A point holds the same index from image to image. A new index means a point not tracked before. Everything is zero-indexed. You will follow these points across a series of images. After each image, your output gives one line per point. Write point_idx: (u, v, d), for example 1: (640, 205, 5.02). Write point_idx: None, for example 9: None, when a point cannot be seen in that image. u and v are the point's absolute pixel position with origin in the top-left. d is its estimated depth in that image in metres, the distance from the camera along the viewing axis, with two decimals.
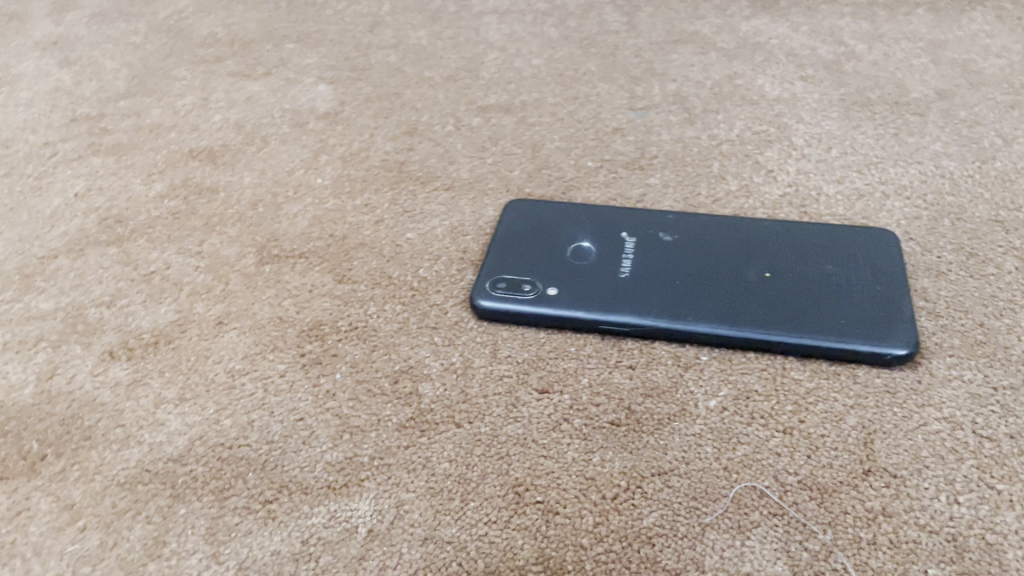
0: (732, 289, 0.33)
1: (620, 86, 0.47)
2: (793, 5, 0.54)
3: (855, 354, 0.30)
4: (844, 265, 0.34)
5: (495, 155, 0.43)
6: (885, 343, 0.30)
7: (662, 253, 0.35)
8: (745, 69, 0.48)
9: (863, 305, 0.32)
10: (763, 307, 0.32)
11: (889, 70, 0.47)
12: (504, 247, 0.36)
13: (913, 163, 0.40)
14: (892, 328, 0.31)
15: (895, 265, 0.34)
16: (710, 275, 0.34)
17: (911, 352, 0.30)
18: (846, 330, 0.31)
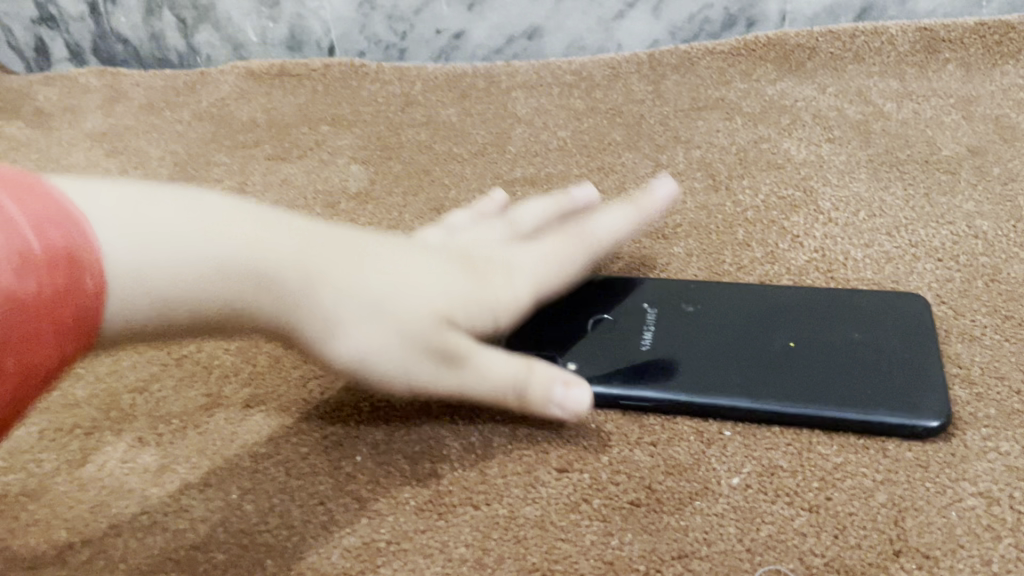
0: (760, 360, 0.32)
1: (645, 155, 0.48)
2: (820, 66, 0.53)
3: (884, 426, 0.29)
4: (875, 335, 0.33)
5: None
6: (915, 415, 0.29)
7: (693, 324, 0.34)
8: (772, 133, 0.48)
9: (893, 373, 0.31)
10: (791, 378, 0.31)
11: (919, 129, 0.46)
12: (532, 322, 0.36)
13: (945, 224, 0.39)
14: (924, 397, 0.30)
15: (926, 330, 0.33)
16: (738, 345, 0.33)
17: (943, 423, 0.29)
18: (874, 400, 0.30)
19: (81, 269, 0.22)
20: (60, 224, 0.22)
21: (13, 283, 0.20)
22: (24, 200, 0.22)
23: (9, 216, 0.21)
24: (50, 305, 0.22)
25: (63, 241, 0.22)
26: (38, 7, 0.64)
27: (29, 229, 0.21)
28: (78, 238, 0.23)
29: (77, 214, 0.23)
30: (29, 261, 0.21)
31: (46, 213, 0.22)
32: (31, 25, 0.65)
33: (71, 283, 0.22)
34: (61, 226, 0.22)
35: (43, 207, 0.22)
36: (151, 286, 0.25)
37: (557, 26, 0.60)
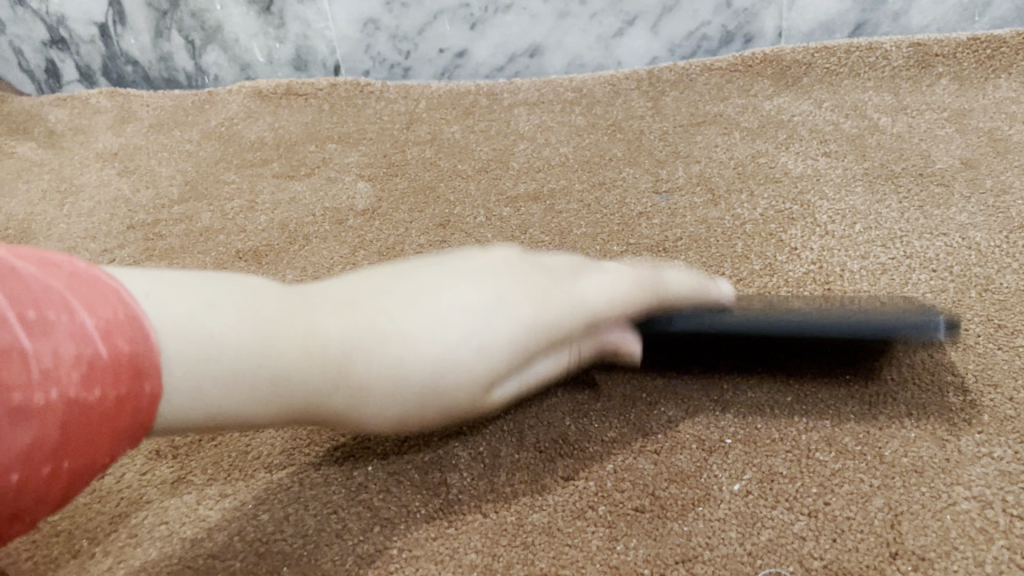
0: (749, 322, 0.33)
1: (645, 170, 0.49)
2: (816, 81, 0.55)
3: (898, 327, 0.32)
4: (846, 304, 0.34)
5: (524, 244, 0.44)
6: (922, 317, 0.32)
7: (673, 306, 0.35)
8: (769, 148, 0.49)
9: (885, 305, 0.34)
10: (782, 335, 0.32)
11: (914, 142, 0.48)
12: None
13: (938, 235, 0.40)
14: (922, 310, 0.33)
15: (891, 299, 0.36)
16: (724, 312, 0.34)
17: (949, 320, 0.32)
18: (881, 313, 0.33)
19: (142, 375, 0.23)
20: (127, 330, 0.22)
21: (77, 388, 0.21)
22: (93, 302, 0.22)
23: (81, 322, 0.21)
24: (110, 411, 0.22)
25: (128, 346, 0.22)
26: (49, 31, 0.66)
27: (99, 335, 0.21)
28: (142, 345, 0.23)
29: (143, 320, 0.23)
30: (95, 368, 0.21)
31: (113, 316, 0.22)
32: (42, 48, 0.67)
33: (131, 388, 0.22)
34: (128, 330, 0.22)
35: (112, 311, 0.22)
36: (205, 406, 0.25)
37: (558, 44, 0.61)
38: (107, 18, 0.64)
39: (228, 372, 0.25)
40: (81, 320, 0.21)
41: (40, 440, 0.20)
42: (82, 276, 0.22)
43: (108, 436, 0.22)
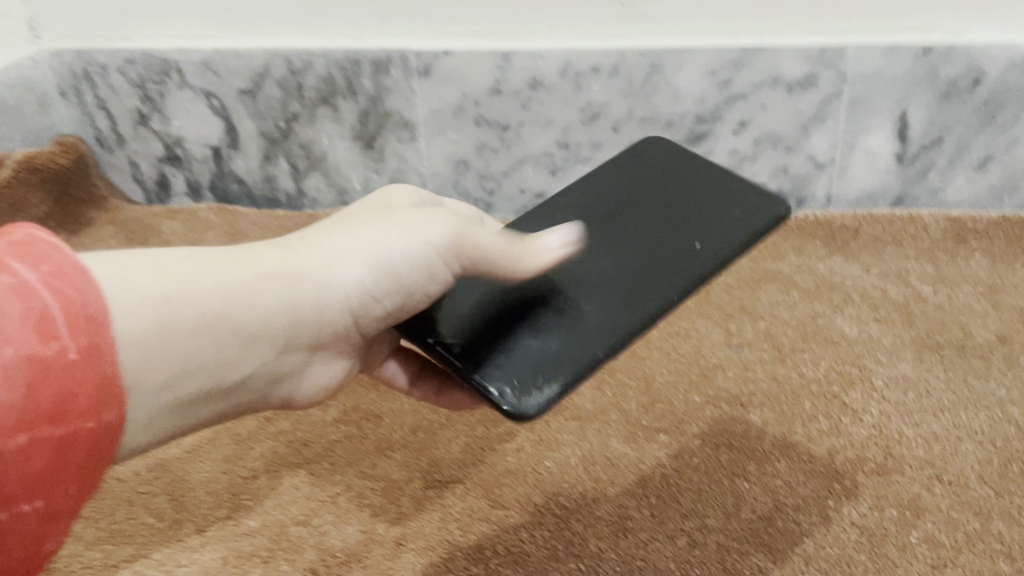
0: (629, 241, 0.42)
1: (716, 320, 0.55)
2: (862, 246, 0.62)
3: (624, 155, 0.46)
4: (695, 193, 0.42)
5: (613, 386, 0.50)
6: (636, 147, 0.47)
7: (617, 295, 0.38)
8: (826, 309, 0.55)
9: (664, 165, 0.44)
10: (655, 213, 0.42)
11: (954, 313, 0.54)
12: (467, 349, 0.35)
13: (982, 408, 0.46)
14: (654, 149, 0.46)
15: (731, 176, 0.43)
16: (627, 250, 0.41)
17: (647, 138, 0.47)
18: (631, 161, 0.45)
19: (99, 329, 0.27)
20: (74, 281, 0.27)
21: (35, 344, 0.25)
22: (37, 258, 0.26)
23: (24, 281, 0.26)
24: (76, 364, 0.26)
25: (75, 292, 0.26)
26: (166, 148, 0.73)
27: (44, 289, 0.26)
28: (92, 295, 0.27)
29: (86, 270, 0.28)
30: (46, 321, 0.25)
31: (53, 265, 0.27)
32: (157, 163, 0.74)
33: (94, 341, 0.26)
34: (71, 279, 0.27)
35: (54, 263, 0.27)
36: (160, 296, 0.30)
37: None
38: (221, 142, 0.71)
39: (153, 277, 0.30)
40: (22, 279, 0.26)
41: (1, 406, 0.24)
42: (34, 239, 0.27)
43: (84, 396, 0.26)
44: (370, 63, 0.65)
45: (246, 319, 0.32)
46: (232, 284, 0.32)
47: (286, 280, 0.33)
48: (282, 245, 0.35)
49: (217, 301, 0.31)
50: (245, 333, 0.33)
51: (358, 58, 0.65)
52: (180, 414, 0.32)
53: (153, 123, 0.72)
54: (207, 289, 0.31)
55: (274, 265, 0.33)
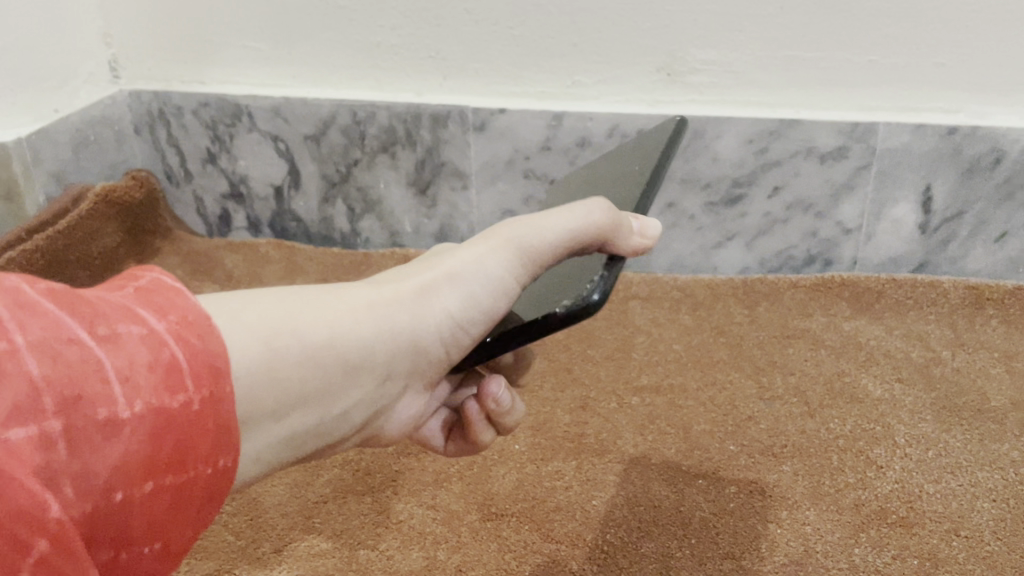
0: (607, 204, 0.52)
1: (748, 374, 0.59)
2: (885, 309, 0.66)
3: None
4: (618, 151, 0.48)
5: (653, 434, 0.54)
6: None
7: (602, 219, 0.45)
8: (851, 367, 0.59)
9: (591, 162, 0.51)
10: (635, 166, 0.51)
11: (972, 377, 0.58)
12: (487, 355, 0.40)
13: (997, 468, 0.50)
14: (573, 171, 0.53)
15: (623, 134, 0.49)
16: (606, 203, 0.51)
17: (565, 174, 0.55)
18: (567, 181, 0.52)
19: (219, 377, 0.27)
20: (195, 329, 0.27)
21: (162, 393, 0.24)
22: (162, 307, 0.26)
23: (151, 327, 0.25)
24: (198, 414, 0.26)
25: (199, 342, 0.26)
26: (230, 186, 0.78)
27: (171, 340, 0.26)
28: (211, 344, 0.27)
29: (204, 317, 0.28)
30: (173, 370, 0.25)
31: (177, 315, 0.26)
32: (220, 199, 0.79)
33: (213, 391, 0.26)
34: (197, 329, 0.27)
35: (178, 314, 0.27)
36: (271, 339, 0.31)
37: (665, 248, 0.73)
38: (283, 182, 0.76)
39: (258, 313, 0.31)
40: (148, 326, 0.25)
41: (131, 454, 0.23)
42: (144, 288, 0.27)
43: (203, 445, 0.26)
44: (430, 117, 0.70)
45: (347, 349, 0.33)
46: (333, 330, 0.33)
47: (383, 311, 0.35)
48: (376, 283, 0.37)
49: (323, 334, 0.33)
50: (348, 363, 0.34)
51: (419, 111, 0.70)
52: (288, 448, 0.33)
53: (221, 162, 0.77)
54: (315, 326, 0.32)
55: (372, 297, 0.35)
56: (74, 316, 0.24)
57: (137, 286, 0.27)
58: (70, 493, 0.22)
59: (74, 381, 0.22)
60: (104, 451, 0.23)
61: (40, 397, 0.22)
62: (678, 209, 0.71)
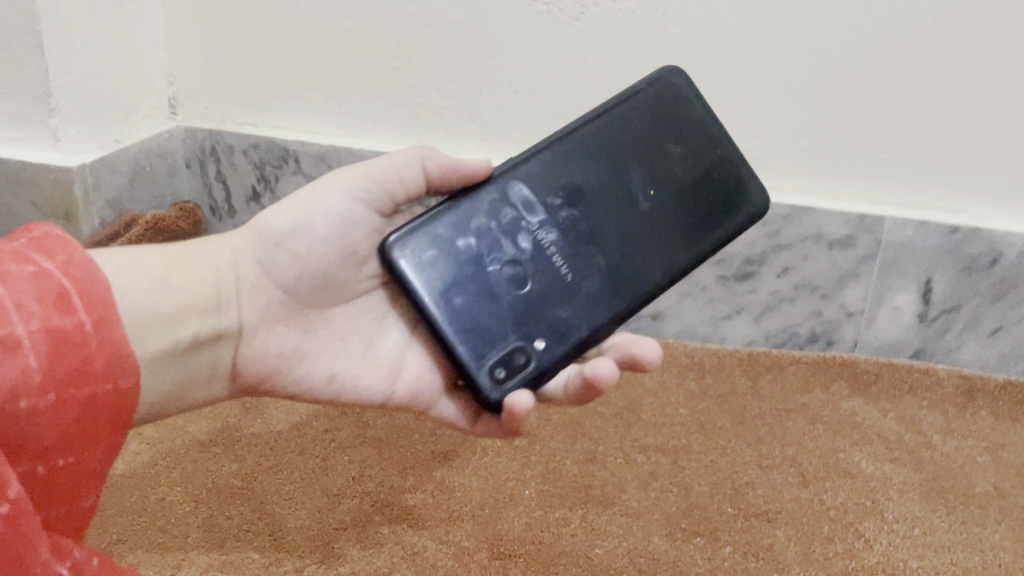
0: (699, 185, 0.52)
1: (749, 443, 0.63)
2: (882, 391, 0.69)
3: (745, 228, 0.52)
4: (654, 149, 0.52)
5: (656, 490, 0.57)
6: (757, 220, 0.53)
7: (586, 201, 0.50)
8: (846, 444, 0.63)
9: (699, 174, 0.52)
10: (673, 139, 0.52)
11: (959, 463, 0.61)
12: (473, 369, 0.46)
13: (978, 549, 0.53)
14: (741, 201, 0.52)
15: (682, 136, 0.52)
16: (684, 188, 0.51)
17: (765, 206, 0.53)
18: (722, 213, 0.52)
19: (107, 306, 0.34)
20: (81, 267, 0.34)
21: (54, 316, 0.32)
22: (50, 250, 0.34)
23: (42, 267, 0.33)
24: (93, 335, 0.33)
25: (86, 275, 0.34)
26: None
27: (59, 274, 0.33)
28: (98, 280, 0.34)
29: (90, 261, 0.35)
30: (62, 298, 0.32)
31: (65, 255, 0.34)
32: None
33: (104, 317, 0.33)
34: (85, 267, 0.34)
35: (66, 255, 0.34)
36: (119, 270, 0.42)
37: (676, 315, 0.76)
38: None
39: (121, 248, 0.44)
40: (36, 265, 0.33)
41: (32, 371, 0.30)
42: (39, 238, 0.35)
43: (104, 367, 0.33)
44: None
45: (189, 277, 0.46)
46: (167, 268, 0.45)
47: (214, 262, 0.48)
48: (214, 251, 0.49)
49: (160, 270, 0.44)
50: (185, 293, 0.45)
51: None
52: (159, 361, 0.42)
53: (263, 200, 0.82)
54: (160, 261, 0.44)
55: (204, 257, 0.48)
56: None
57: (32, 235, 0.35)
58: None
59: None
60: (6, 365, 0.30)
61: None
62: (692, 281, 0.74)
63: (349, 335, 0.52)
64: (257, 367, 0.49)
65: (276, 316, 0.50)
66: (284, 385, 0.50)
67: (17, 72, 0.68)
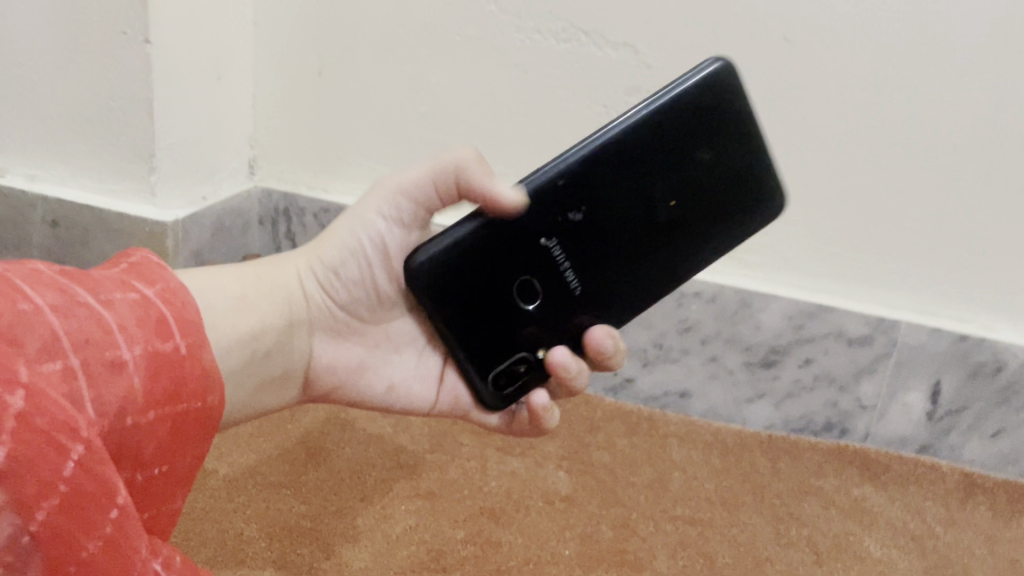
0: (720, 191, 0.53)
1: (768, 520, 0.69)
2: (890, 480, 0.75)
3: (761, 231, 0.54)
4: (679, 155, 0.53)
5: (684, 559, 0.63)
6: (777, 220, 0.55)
7: (605, 211, 0.54)
8: (857, 528, 0.69)
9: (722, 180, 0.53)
10: (703, 145, 0.53)
11: (959, 553, 0.67)
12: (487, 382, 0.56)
13: None
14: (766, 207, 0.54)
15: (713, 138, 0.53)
16: (705, 197, 0.53)
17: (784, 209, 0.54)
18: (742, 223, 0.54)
19: (194, 330, 0.40)
20: (172, 296, 0.41)
21: (154, 341, 0.37)
22: (148, 280, 0.40)
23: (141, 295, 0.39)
24: (184, 358, 0.39)
25: (176, 304, 0.40)
26: None
27: (157, 302, 0.39)
28: (184, 307, 0.41)
29: (178, 288, 0.42)
30: (160, 325, 0.38)
31: (160, 286, 0.41)
32: None
33: (192, 341, 0.40)
34: (177, 295, 0.41)
35: (162, 285, 0.41)
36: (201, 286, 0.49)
37: (703, 394, 0.83)
38: None
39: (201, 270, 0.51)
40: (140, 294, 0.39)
41: (137, 391, 0.36)
42: (132, 268, 0.41)
43: (191, 386, 0.39)
44: None
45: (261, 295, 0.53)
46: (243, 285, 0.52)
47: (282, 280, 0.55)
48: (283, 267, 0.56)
49: (236, 290, 0.51)
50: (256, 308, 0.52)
51: None
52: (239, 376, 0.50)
53: None
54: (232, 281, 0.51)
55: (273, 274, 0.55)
56: (83, 284, 0.36)
57: (132, 266, 0.41)
58: (97, 415, 0.34)
59: (91, 333, 0.34)
60: (117, 384, 0.35)
61: (67, 341, 0.33)
62: (720, 364, 0.81)
63: (406, 348, 0.60)
64: (328, 378, 0.57)
65: (340, 331, 0.58)
66: (353, 393, 0.58)
67: (125, 134, 0.76)
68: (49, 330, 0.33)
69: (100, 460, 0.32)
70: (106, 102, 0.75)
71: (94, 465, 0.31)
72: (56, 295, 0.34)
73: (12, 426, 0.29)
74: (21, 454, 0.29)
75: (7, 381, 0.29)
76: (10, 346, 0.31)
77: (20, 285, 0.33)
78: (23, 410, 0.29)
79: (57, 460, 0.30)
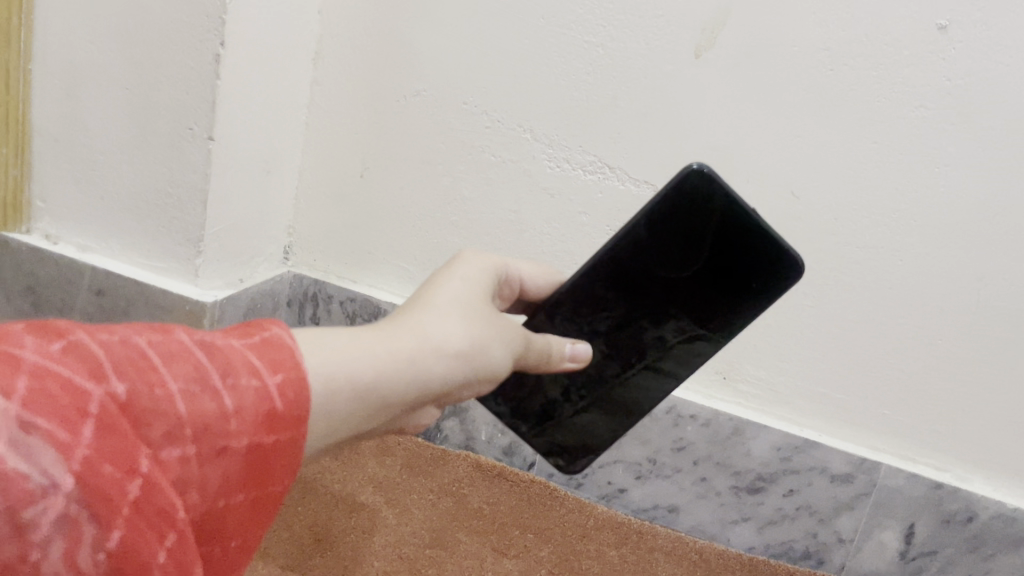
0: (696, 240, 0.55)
1: None
2: None
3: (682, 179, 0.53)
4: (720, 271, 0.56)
5: None
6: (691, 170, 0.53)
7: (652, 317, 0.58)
8: None
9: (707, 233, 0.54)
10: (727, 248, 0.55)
11: None
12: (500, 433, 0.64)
13: None
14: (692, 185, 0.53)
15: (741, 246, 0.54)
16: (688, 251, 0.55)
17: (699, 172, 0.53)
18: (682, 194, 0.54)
19: (301, 424, 0.38)
20: (291, 387, 0.38)
21: (256, 435, 0.36)
22: (276, 363, 0.38)
23: (260, 385, 0.37)
24: (281, 451, 0.37)
25: (294, 395, 0.38)
26: None
27: (276, 392, 0.37)
28: (299, 400, 0.38)
29: (305, 380, 0.38)
30: (269, 418, 0.36)
31: (284, 375, 0.38)
32: None
33: (293, 436, 0.38)
34: (297, 388, 0.38)
35: (284, 374, 0.38)
36: (337, 373, 0.41)
37: (691, 511, 0.87)
38: None
39: (340, 339, 0.42)
40: (261, 378, 0.37)
41: (227, 476, 0.35)
42: (257, 343, 0.38)
43: (278, 471, 0.38)
44: None
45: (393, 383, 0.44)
46: (380, 368, 0.43)
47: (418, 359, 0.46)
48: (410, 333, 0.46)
49: (370, 377, 0.43)
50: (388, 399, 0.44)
51: None
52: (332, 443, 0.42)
53: None
54: (367, 371, 0.42)
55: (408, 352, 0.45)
56: (215, 365, 0.36)
57: (265, 341, 0.38)
58: (191, 498, 0.34)
59: (210, 419, 0.34)
60: (214, 470, 0.35)
61: (183, 428, 0.34)
62: (709, 485, 0.86)
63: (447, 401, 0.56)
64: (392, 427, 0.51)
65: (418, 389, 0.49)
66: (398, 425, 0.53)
67: (178, 218, 0.82)
68: (173, 417, 0.33)
69: (187, 543, 0.33)
70: (165, 189, 0.81)
71: (181, 552, 0.32)
72: (185, 378, 0.34)
73: (126, 513, 0.30)
74: (129, 540, 0.30)
75: (128, 471, 0.31)
76: (136, 433, 0.32)
77: (156, 363, 0.34)
78: (138, 498, 0.31)
79: (153, 543, 0.31)
